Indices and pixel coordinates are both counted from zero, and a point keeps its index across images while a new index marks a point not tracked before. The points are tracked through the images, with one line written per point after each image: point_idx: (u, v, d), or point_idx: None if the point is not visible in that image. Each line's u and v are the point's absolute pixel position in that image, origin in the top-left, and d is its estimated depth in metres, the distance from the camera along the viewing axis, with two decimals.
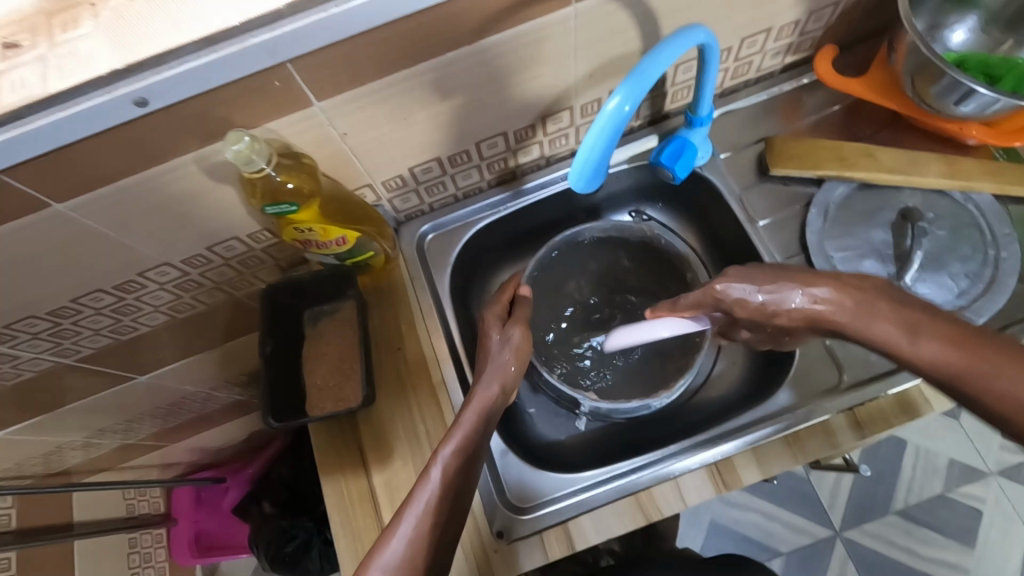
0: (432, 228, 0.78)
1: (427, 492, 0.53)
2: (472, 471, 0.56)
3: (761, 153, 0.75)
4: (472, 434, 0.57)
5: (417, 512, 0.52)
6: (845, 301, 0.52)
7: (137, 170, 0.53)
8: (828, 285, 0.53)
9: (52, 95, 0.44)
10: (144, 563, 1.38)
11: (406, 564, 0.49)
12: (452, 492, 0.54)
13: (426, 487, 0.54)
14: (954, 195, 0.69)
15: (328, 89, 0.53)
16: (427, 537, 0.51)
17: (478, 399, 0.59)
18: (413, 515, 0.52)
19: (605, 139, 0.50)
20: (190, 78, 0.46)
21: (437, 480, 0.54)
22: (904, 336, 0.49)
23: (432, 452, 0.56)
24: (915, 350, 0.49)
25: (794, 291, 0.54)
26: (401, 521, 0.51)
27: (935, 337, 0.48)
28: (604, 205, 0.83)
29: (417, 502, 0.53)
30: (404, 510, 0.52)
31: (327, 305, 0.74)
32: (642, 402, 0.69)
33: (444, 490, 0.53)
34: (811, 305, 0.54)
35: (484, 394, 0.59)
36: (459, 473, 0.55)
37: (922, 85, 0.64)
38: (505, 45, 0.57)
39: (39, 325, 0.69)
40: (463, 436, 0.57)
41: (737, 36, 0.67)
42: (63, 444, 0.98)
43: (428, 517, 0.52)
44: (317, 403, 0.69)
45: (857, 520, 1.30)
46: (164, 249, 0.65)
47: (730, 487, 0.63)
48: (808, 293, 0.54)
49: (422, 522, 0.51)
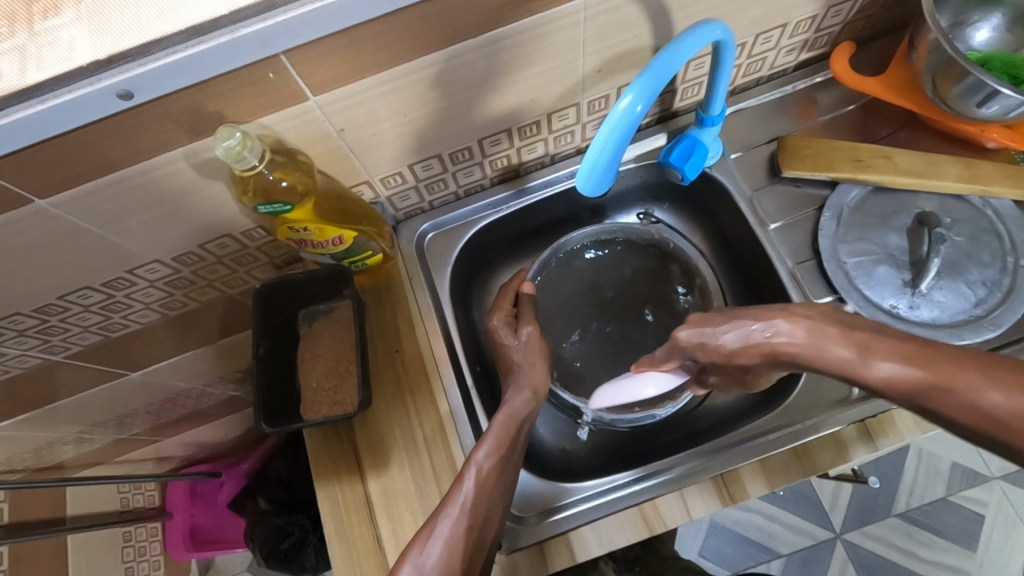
0: (432, 227, 0.76)
1: (463, 494, 0.53)
2: (506, 474, 0.57)
3: (773, 154, 0.73)
4: (504, 437, 0.58)
5: (454, 513, 0.52)
6: (798, 333, 0.49)
7: (123, 166, 0.50)
8: (779, 316, 0.50)
9: (30, 87, 0.42)
10: (139, 557, 1.39)
11: (444, 564, 0.49)
12: (487, 495, 0.54)
13: (462, 489, 0.54)
14: (973, 199, 0.67)
15: (324, 83, 0.50)
16: (463, 538, 0.51)
17: (507, 404, 0.61)
18: (448, 516, 0.52)
19: (616, 140, 0.47)
20: (176, 70, 0.43)
21: (473, 482, 0.54)
22: (860, 358, 0.46)
23: (467, 456, 0.56)
24: (874, 373, 0.46)
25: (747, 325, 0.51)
26: (439, 521, 0.52)
27: (889, 356, 0.46)
28: (610, 204, 0.81)
29: (452, 505, 0.53)
30: (441, 511, 0.53)
31: (322, 306, 0.72)
32: (646, 411, 0.68)
33: (479, 492, 0.54)
34: (767, 339, 0.50)
35: (518, 397, 0.61)
36: (491, 476, 0.55)
37: (944, 85, 0.61)
38: (510, 39, 0.54)
39: (25, 322, 0.67)
40: (497, 439, 0.57)
41: (751, 31, 0.65)
42: (54, 440, 0.96)
43: (464, 519, 0.52)
44: (312, 407, 0.67)
45: (859, 522, 1.29)
46: (155, 246, 0.63)
47: (736, 500, 0.61)
48: (762, 323, 0.50)
49: (459, 523, 0.52)
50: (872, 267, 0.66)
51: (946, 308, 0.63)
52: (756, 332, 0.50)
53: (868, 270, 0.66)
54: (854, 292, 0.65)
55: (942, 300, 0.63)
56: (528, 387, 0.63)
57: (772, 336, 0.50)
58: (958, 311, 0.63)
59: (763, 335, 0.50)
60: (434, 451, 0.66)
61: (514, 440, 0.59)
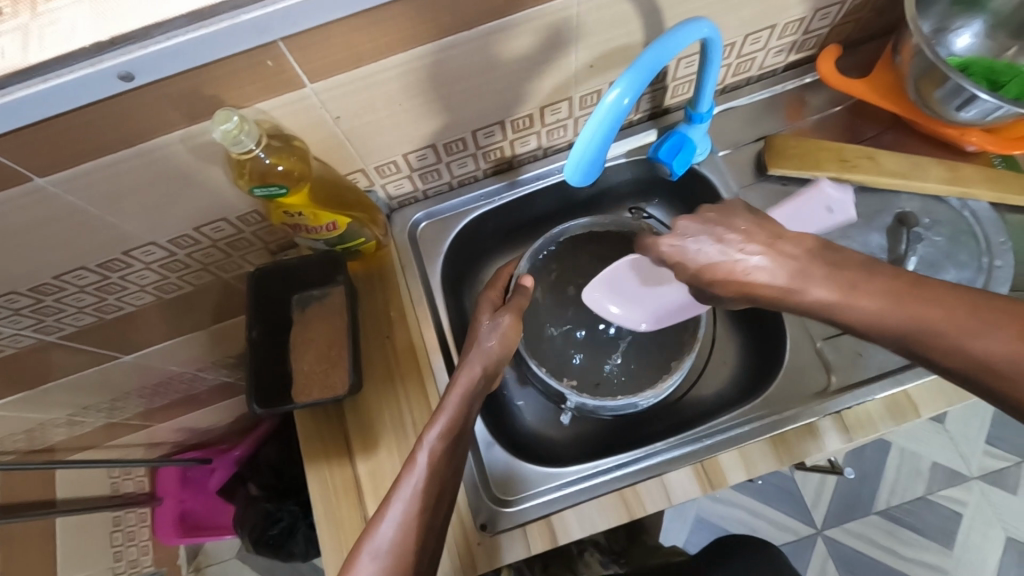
0: (425, 216, 0.77)
1: (414, 477, 0.54)
2: (457, 453, 0.57)
3: (760, 152, 0.75)
4: (455, 417, 0.58)
5: (405, 497, 0.53)
6: (779, 268, 0.50)
7: (122, 147, 0.51)
8: (762, 250, 0.51)
9: (32, 66, 0.43)
10: (127, 542, 1.40)
11: (394, 547, 0.50)
12: (439, 476, 0.55)
13: (413, 471, 0.55)
14: (952, 201, 0.69)
15: (321, 71, 0.51)
16: (414, 520, 0.52)
17: (461, 381, 0.60)
18: (401, 499, 0.53)
19: (604, 132, 0.49)
20: (176, 54, 0.44)
21: (423, 464, 0.55)
22: (841, 299, 0.48)
23: (419, 437, 0.57)
24: (853, 310, 0.48)
25: (728, 252, 0.52)
26: (390, 507, 0.53)
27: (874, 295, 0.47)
28: (602, 198, 0.83)
29: (405, 487, 0.54)
30: (393, 494, 0.54)
31: (315, 291, 0.72)
32: (627, 399, 0.70)
33: (430, 474, 0.54)
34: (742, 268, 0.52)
35: (468, 373, 0.59)
36: (445, 457, 0.56)
37: (925, 88, 0.63)
38: (504, 32, 0.55)
39: (21, 301, 0.68)
40: (448, 419, 0.57)
41: (741, 31, 0.66)
42: (46, 421, 0.97)
43: (417, 500, 0.53)
44: (303, 390, 0.68)
45: (840, 519, 1.32)
46: (150, 228, 0.64)
47: (715, 486, 0.63)
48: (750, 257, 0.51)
49: (409, 508, 0.52)
50: None
51: None
52: (731, 257, 0.52)
53: None
54: None
55: None
56: (481, 362, 0.62)
57: (747, 264, 0.51)
58: None
59: (737, 261, 0.52)
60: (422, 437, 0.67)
61: (466, 423, 0.59)
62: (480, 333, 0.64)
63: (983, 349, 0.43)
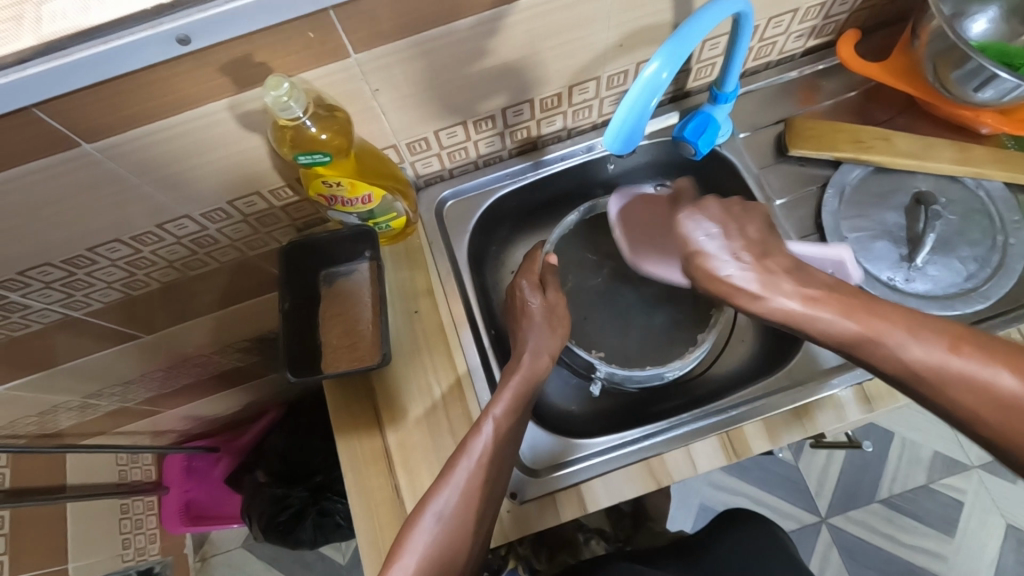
0: (452, 194, 0.79)
1: (479, 446, 0.57)
2: (517, 430, 0.60)
3: (781, 134, 0.76)
4: (519, 397, 0.61)
5: (469, 464, 0.56)
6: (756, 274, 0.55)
7: (166, 115, 0.52)
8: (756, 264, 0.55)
9: (93, 27, 0.44)
10: (136, 530, 1.38)
11: (459, 511, 0.53)
12: (502, 449, 0.58)
13: (478, 441, 0.57)
14: (966, 181, 0.71)
15: (366, 41, 0.52)
16: (479, 487, 0.55)
17: (525, 366, 0.63)
18: (466, 464, 0.56)
19: (641, 103, 0.50)
20: (233, 18, 0.45)
21: (489, 434, 0.58)
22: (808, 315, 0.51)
23: (483, 409, 0.59)
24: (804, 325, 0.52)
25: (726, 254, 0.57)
26: (455, 472, 0.55)
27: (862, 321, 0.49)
28: (621, 180, 0.84)
29: (470, 453, 0.56)
30: (456, 462, 0.56)
31: (342, 267, 0.74)
32: (655, 369, 0.72)
33: (495, 445, 0.57)
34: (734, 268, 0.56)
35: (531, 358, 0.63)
36: (509, 431, 0.59)
37: (943, 70, 0.65)
38: (538, 8, 0.56)
39: (52, 273, 0.69)
40: (513, 397, 0.60)
41: (765, 14, 0.68)
42: (59, 402, 0.98)
43: (480, 470, 0.56)
44: (333, 361, 0.69)
45: (843, 507, 1.34)
46: (185, 200, 0.65)
47: (739, 455, 0.65)
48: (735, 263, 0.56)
49: (475, 475, 0.55)
50: (871, 242, 0.70)
51: (939, 281, 0.67)
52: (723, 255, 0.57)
53: (867, 245, 0.70)
54: (854, 266, 0.69)
55: (935, 274, 0.68)
56: (546, 352, 0.66)
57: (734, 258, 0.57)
58: (949, 285, 0.67)
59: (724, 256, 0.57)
60: (451, 408, 0.69)
61: (527, 401, 0.62)
62: (538, 318, 0.68)
63: (901, 362, 0.47)
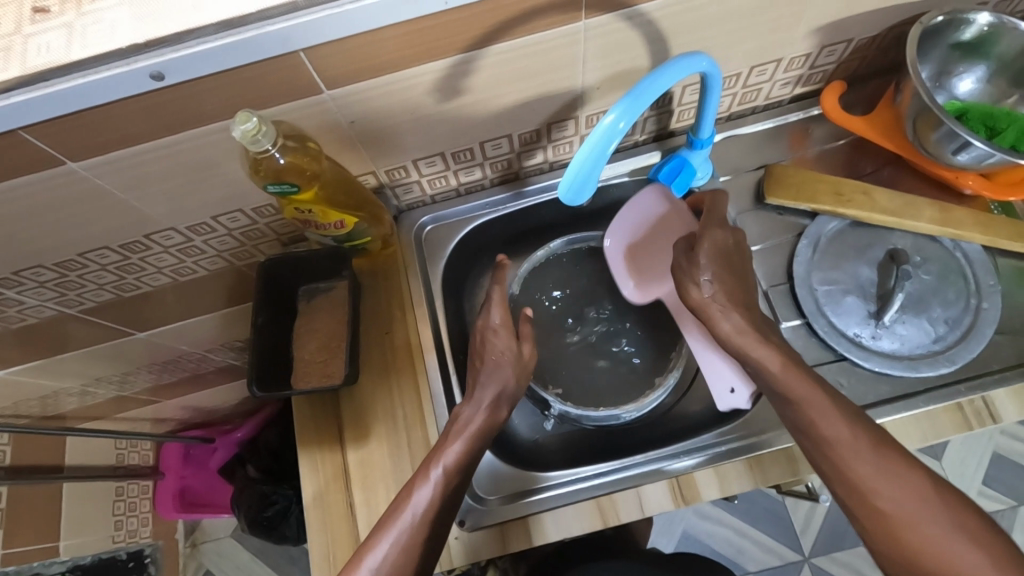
0: (431, 219, 0.81)
1: (426, 493, 0.59)
2: (467, 477, 0.62)
3: (760, 180, 0.76)
4: (469, 447, 0.62)
5: (410, 519, 0.58)
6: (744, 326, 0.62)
7: (149, 139, 0.55)
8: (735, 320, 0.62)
9: (73, 61, 0.47)
10: (129, 512, 1.40)
11: (396, 562, 0.56)
12: (445, 501, 0.59)
13: (427, 488, 0.59)
14: (944, 241, 0.70)
15: (339, 79, 0.55)
16: (420, 540, 0.57)
17: (480, 413, 0.64)
18: (406, 519, 0.58)
19: (596, 155, 0.50)
20: (206, 57, 0.48)
21: (431, 490, 0.59)
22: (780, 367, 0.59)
23: (429, 461, 0.61)
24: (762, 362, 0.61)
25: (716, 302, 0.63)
26: (394, 527, 0.57)
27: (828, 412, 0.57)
28: (605, 213, 0.85)
29: (409, 507, 0.58)
30: (398, 514, 0.58)
31: (322, 284, 0.76)
32: (610, 411, 0.75)
33: (442, 494, 0.59)
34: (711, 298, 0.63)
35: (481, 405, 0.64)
36: (452, 483, 0.60)
37: (923, 129, 0.65)
38: (510, 53, 0.58)
39: (45, 274, 0.72)
40: (466, 445, 0.62)
41: (746, 63, 0.68)
42: (59, 389, 1.02)
43: (421, 523, 0.58)
44: (304, 377, 0.71)
45: (828, 547, 1.31)
46: (170, 214, 0.67)
47: (688, 501, 0.65)
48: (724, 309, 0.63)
49: (417, 530, 0.57)
50: (841, 296, 0.69)
51: (906, 341, 0.67)
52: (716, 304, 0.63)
53: (837, 299, 0.69)
54: (821, 319, 0.68)
55: (904, 334, 0.67)
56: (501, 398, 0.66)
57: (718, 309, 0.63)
58: (917, 346, 0.66)
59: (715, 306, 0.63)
60: (412, 431, 0.70)
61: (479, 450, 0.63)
62: (500, 363, 0.68)
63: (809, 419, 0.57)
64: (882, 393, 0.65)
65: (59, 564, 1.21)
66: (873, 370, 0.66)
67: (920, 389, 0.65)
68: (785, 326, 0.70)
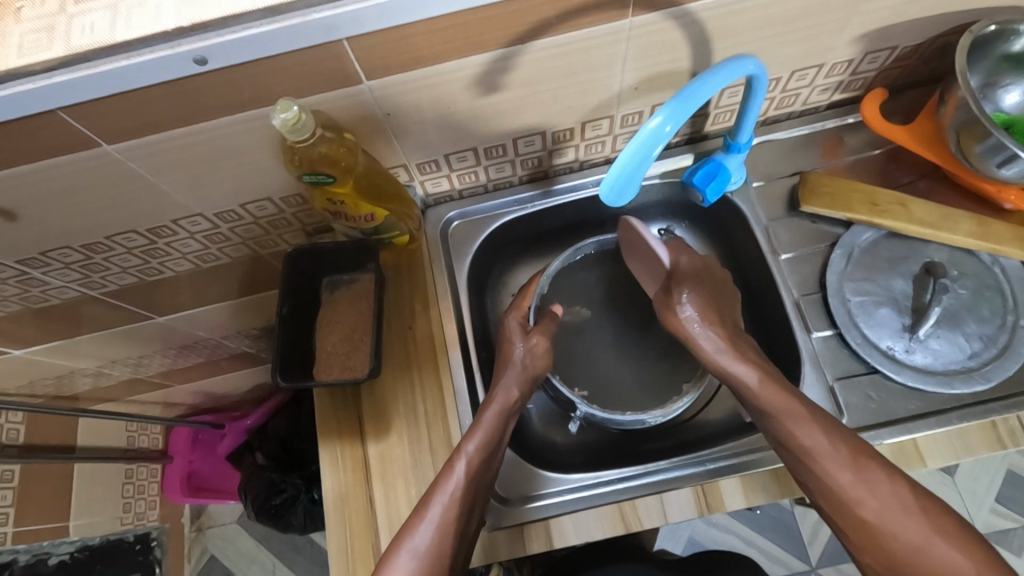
0: (458, 215, 0.80)
1: (452, 483, 0.58)
2: (491, 466, 0.61)
3: (794, 187, 0.75)
4: (493, 430, 0.62)
5: (444, 500, 0.57)
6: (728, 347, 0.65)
7: (184, 124, 0.54)
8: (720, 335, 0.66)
9: (117, 43, 0.46)
10: (138, 495, 1.39)
11: (432, 547, 0.55)
12: (474, 484, 0.59)
13: (451, 477, 0.59)
14: (982, 255, 0.69)
15: (378, 70, 0.54)
16: (453, 522, 0.56)
17: (498, 401, 0.65)
18: (440, 501, 0.57)
19: (641, 158, 0.49)
20: (249, 42, 0.47)
21: (462, 471, 0.59)
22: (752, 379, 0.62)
23: (457, 446, 0.61)
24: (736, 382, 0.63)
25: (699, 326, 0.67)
26: (430, 509, 0.57)
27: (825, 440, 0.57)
28: (631, 215, 0.84)
29: (443, 490, 0.58)
30: (431, 497, 0.58)
31: (345, 275, 0.75)
32: (636, 415, 0.72)
33: (467, 481, 0.59)
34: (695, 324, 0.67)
35: (506, 393, 0.65)
36: (481, 466, 0.60)
37: (966, 142, 0.64)
38: (553, 49, 0.57)
39: (71, 256, 0.72)
40: (486, 433, 0.62)
41: (787, 67, 0.67)
42: (76, 369, 1.02)
43: (454, 505, 0.57)
44: (325, 368, 0.70)
45: (835, 559, 1.29)
46: (198, 200, 0.67)
47: (712, 510, 0.64)
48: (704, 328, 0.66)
49: (450, 508, 0.57)
50: (874, 308, 0.68)
51: (940, 356, 0.66)
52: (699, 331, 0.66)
53: (869, 310, 0.68)
54: (853, 330, 0.67)
55: (937, 348, 0.66)
56: (516, 386, 0.67)
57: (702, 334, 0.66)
58: (951, 362, 0.65)
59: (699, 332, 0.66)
60: (432, 426, 0.70)
61: (501, 434, 0.63)
62: (517, 360, 0.69)
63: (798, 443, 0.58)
64: (911, 408, 0.64)
65: (69, 544, 1.21)
66: (904, 384, 0.65)
67: (951, 406, 0.64)
68: (816, 336, 0.69)
